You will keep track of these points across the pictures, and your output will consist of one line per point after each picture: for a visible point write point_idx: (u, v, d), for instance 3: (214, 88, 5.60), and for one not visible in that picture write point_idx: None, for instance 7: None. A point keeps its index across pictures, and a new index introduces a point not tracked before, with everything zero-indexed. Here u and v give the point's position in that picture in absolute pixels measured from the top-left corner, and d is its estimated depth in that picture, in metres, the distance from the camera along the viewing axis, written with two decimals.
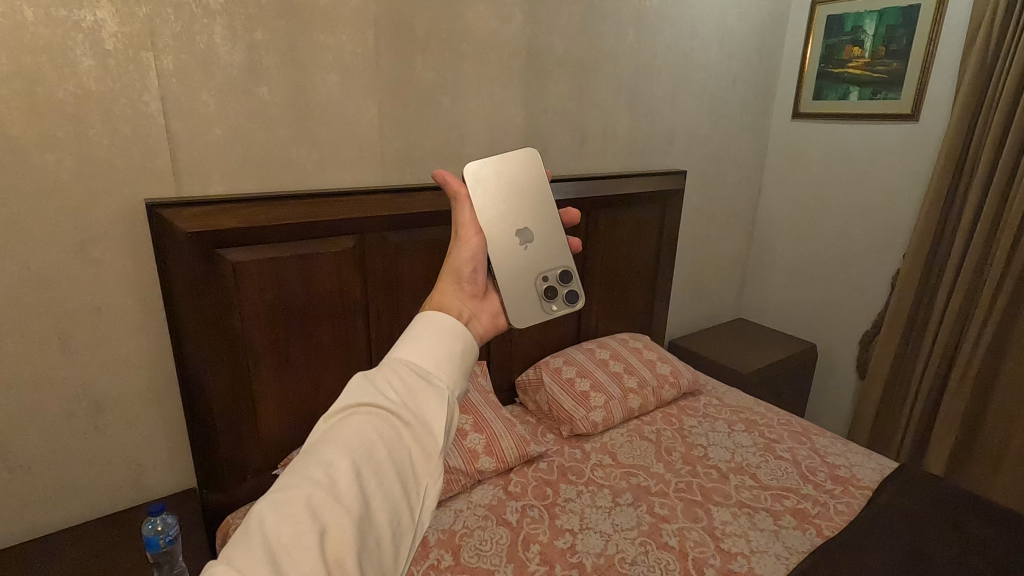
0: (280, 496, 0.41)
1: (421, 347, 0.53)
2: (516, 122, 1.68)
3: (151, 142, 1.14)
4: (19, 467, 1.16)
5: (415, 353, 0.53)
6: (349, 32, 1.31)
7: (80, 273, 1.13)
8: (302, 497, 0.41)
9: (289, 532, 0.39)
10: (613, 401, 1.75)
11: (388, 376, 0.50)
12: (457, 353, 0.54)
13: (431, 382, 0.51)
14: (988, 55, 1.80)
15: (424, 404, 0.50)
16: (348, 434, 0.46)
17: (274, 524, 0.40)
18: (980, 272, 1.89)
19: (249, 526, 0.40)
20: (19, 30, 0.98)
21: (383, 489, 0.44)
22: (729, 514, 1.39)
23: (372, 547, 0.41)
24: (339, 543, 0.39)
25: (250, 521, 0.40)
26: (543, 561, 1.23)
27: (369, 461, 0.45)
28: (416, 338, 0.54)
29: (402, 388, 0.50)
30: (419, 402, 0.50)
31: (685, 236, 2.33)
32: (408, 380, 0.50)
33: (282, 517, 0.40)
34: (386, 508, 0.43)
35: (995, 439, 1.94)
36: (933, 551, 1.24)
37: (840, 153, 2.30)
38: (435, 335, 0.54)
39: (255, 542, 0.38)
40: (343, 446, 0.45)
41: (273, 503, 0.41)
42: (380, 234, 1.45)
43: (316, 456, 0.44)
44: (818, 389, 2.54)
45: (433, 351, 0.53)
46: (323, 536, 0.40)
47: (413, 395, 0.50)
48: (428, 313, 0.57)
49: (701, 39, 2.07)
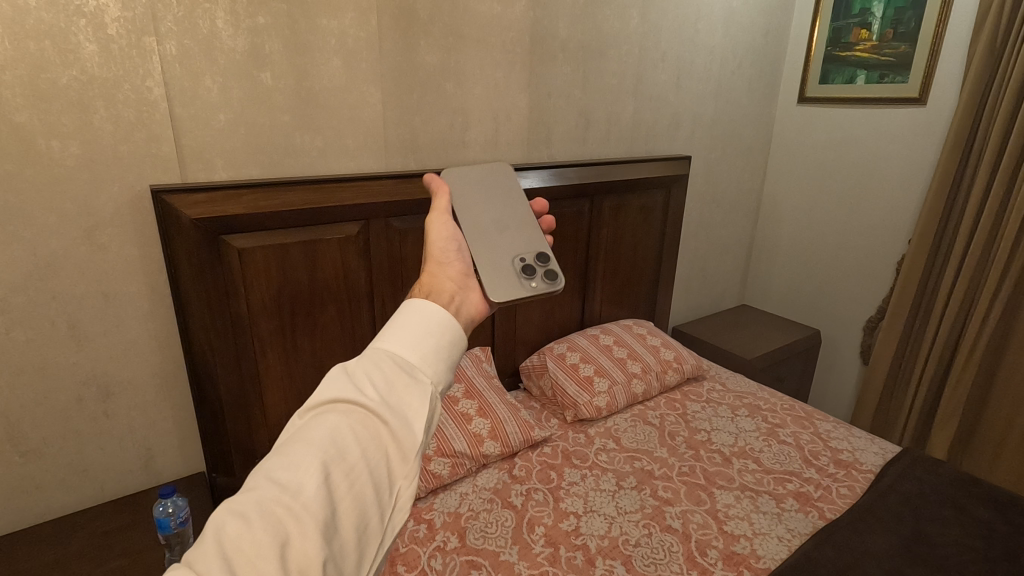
0: (241, 502, 0.41)
1: (406, 335, 0.52)
2: (520, 108, 1.67)
3: (156, 129, 1.14)
4: (33, 450, 1.18)
5: (400, 344, 0.52)
6: (352, 15, 1.30)
7: (87, 258, 1.14)
8: (265, 506, 0.40)
9: (248, 541, 0.39)
10: (617, 386, 1.77)
11: (369, 371, 0.49)
12: (445, 345, 0.53)
13: (415, 378, 0.50)
14: (999, 35, 1.78)
15: (405, 402, 0.49)
16: (321, 432, 0.45)
17: (234, 534, 0.39)
18: (987, 255, 1.88)
19: (208, 531, 0.39)
20: (22, 15, 0.97)
21: (352, 494, 0.43)
22: (732, 497, 1.40)
23: (338, 554, 0.40)
24: (303, 555, 0.39)
25: (206, 530, 0.39)
26: (547, 543, 1.25)
27: (341, 464, 0.44)
28: (401, 327, 0.53)
29: (382, 386, 0.49)
30: (400, 398, 0.49)
31: (689, 221, 2.32)
32: (391, 375, 0.50)
33: (244, 525, 0.39)
34: (355, 512, 0.43)
35: (999, 424, 1.94)
36: (934, 533, 1.26)
37: (848, 136, 2.27)
38: (424, 324, 0.53)
39: (213, 550, 0.38)
40: (315, 447, 0.44)
41: (232, 510, 0.40)
42: (384, 220, 1.45)
43: (286, 456, 0.44)
44: (823, 374, 2.54)
45: (418, 342, 0.52)
46: (287, 545, 0.39)
47: (395, 391, 0.49)
48: (414, 299, 0.56)
49: (707, 21, 2.04)
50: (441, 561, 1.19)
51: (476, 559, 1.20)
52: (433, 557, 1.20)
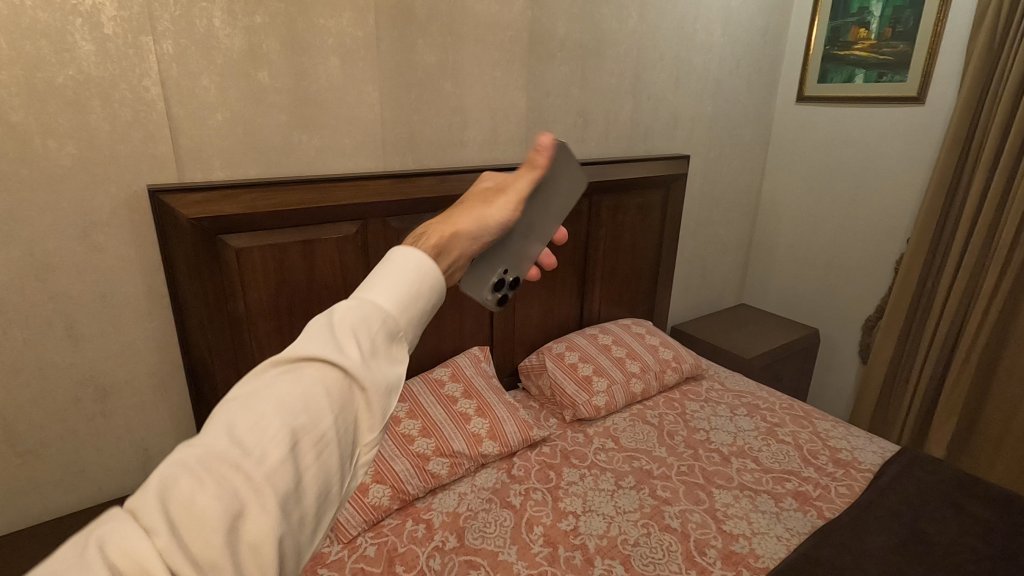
0: (193, 458, 0.36)
1: (400, 291, 0.46)
2: (519, 107, 1.67)
3: (153, 128, 1.13)
4: (30, 451, 1.18)
5: (391, 300, 0.45)
6: (350, 14, 1.29)
7: (84, 258, 1.14)
8: (219, 469, 0.36)
9: (196, 508, 0.34)
10: (616, 386, 1.76)
11: (355, 326, 0.43)
12: (431, 308, 0.48)
13: (399, 342, 0.45)
14: (998, 33, 1.78)
15: (387, 368, 0.43)
16: (294, 392, 0.40)
17: (180, 497, 0.34)
18: (985, 254, 1.88)
19: (151, 486, 0.34)
20: (19, 15, 0.97)
21: (320, 464, 0.39)
22: (731, 496, 1.40)
23: (296, 529, 0.36)
24: (257, 531, 0.34)
25: (150, 485, 0.34)
26: (546, 542, 1.25)
27: (312, 431, 0.39)
28: (396, 280, 0.46)
29: (366, 345, 0.43)
30: (384, 362, 0.43)
31: (687, 221, 2.32)
32: (376, 335, 0.44)
33: (193, 489, 0.34)
34: (319, 483, 0.39)
35: (998, 423, 1.94)
36: (933, 531, 1.26)
37: (846, 135, 2.27)
38: (421, 282, 0.47)
39: (155, 514, 0.33)
40: (285, 408, 0.39)
41: (182, 468, 0.35)
42: (382, 220, 1.45)
43: (251, 412, 0.38)
44: (822, 373, 2.54)
45: (411, 300, 0.46)
46: (241, 516, 0.35)
47: (379, 353, 0.43)
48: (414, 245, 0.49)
49: (705, 20, 2.04)
50: (440, 561, 1.19)
51: (475, 558, 1.20)
52: (432, 557, 1.20)
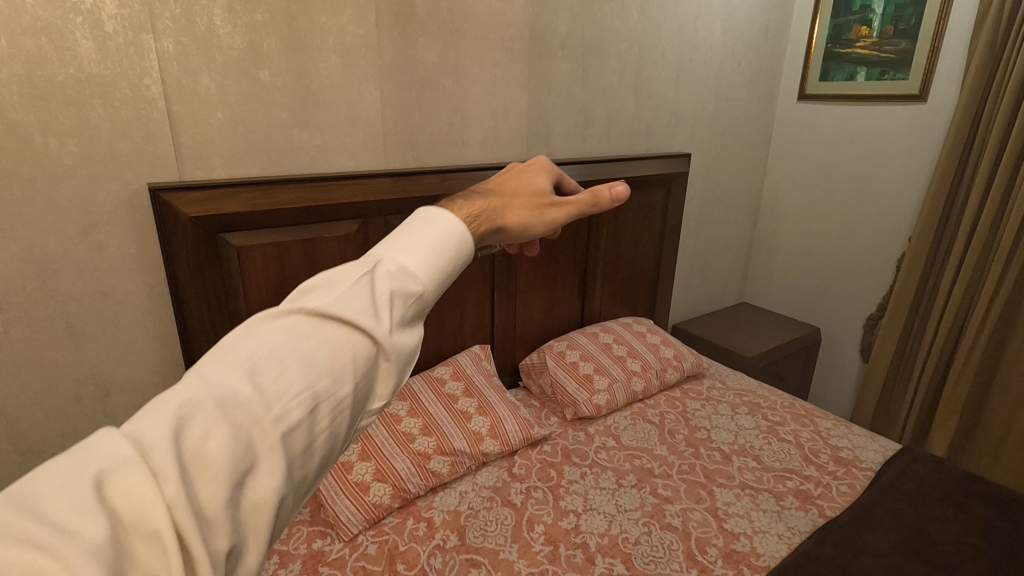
0: (212, 397, 0.35)
1: (431, 274, 0.47)
2: (520, 106, 1.67)
3: (153, 127, 1.13)
4: (31, 450, 1.18)
5: (423, 280, 0.47)
6: (350, 12, 1.29)
7: (85, 257, 1.14)
8: (238, 415, 0.35)
9: (209, 454, 0.33)
10: (616, 384, 1.76)
11: (388, 298, 0.43)
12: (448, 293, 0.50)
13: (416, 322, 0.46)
14: (1000, 31, 1.77)
15: (406, 344, 0.44)
16: (321, 351, 0.39)
17: (196, 439, 0.33)
18: (987, 252, 1.87)
19: (167, 420, 0.33)
20: (18, 13, 0.96)
21: (331, 429, 0.39)
22: (731, 495, 1.40)
23: (294, 490, 0.36)
24: (266, 489, 0.34)
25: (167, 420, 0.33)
26: (547, 541, 1.25)
27: (332, 395, 0.39)
28: (431, 264, 0.48)
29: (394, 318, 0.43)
30: (404, 339, 0.44)
31: (689, 219, 2.32)
32: (403, 312, 0.45)
33: (210, 433, 0.34)
34: (326, 447, 0.39)
35: (999, 422, 1.94)
36: (934, 530, 1.26)
37: (848, 133, 2.27)
38: (447, 272, 0.49)
39: (171, 453, 0.32)
40: (312, 367, 0.38)
41: (202, 409, 0.34)
42: (383, 219, 1.45)
43: (277, 364, 0.38)
44: (823, 372, 2.54)
45: (436, 286, 0.48)
46: (251, 470, 0.34)
47: (402, 329, 0.44)
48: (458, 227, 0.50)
49: (706, 18, 2.03)
50: (441, 560, 1.19)
51: (476, 557, 1.20)
52: (433, 556, 1.20)
